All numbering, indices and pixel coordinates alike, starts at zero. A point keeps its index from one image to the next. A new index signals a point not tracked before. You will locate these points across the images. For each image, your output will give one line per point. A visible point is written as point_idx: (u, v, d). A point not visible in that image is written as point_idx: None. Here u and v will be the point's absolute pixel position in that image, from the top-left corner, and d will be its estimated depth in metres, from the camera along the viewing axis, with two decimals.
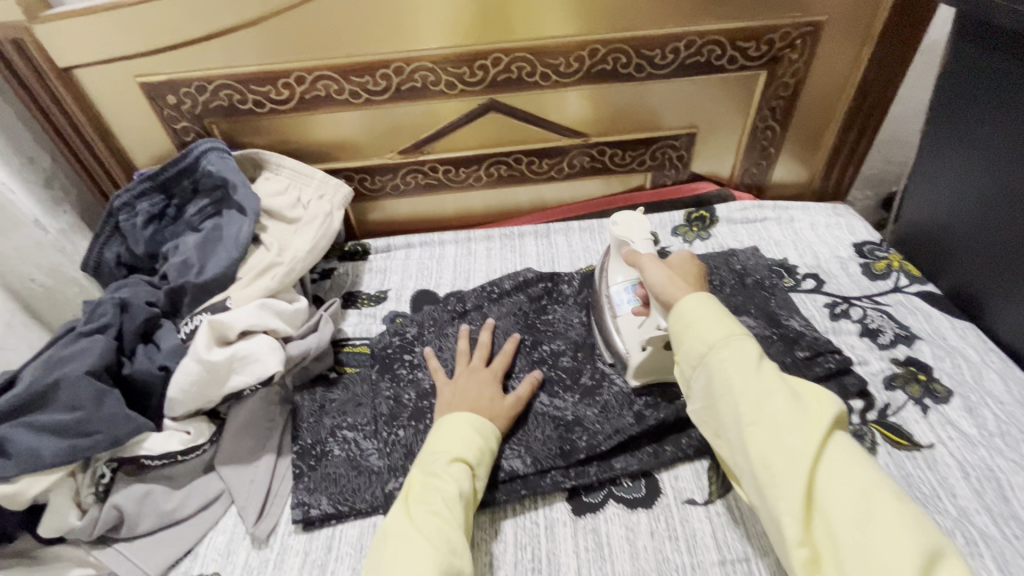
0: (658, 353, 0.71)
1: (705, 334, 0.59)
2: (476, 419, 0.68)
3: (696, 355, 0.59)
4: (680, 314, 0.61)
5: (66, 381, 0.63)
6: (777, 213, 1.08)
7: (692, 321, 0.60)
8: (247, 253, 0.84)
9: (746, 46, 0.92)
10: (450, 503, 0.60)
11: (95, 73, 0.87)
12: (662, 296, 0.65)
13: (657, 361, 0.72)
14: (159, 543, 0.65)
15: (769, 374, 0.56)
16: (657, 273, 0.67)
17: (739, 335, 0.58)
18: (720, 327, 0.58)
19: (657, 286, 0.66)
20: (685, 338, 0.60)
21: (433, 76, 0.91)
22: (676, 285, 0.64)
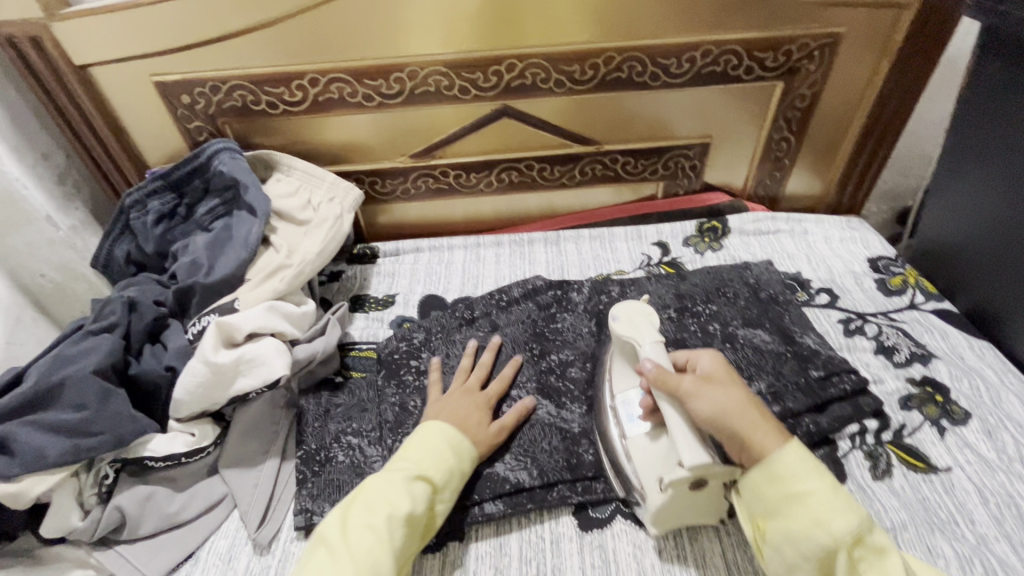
0: (681, 496, 0.60)
1: (835, 524, 0.51)
2: (455, 437, 0.66)
3: (821, 548, 0.51)
4: (784, 482, 0.54)
5: (72, 381, 0.63)
6: (790, 225, 1.06)
7: (806, 493, 0.53)
8: (256, 255, 0.84)
9: (763, 57, 0.91)
10: (392, 523, 0.58)
11: (110, 72, 0.88)
12: (733, 431, 0.56)
13: (678, 505, 0.61)
14: (160, 547, 0.65)
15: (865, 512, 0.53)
16: (717, 400, 0.57)
17: (864, 520, 0.53)
18: (850, 514, 0.51)
19: (721, 420, 0.57)
20: (796, 520, 0.52)
21: (446, 80, 0.91)
22: (748, 419, 0.57)
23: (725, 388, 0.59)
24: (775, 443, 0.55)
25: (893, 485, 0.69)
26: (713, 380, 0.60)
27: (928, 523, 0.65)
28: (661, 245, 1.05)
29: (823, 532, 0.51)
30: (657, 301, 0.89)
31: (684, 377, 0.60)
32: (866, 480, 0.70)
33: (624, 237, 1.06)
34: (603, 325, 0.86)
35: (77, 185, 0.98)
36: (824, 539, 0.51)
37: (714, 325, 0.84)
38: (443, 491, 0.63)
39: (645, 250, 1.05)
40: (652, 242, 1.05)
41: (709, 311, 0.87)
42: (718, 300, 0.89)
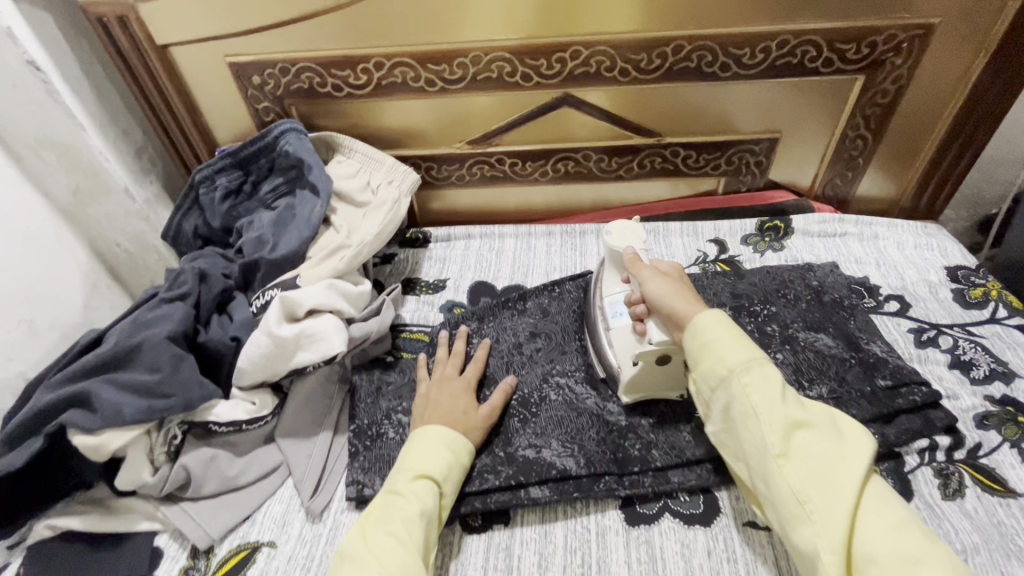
0: (649, 369, 0.69)
1: (730, 359, 0.59)
2: (447, 431, 0.67)
3: (718, 377, 0.59)
4: (697, 332, 0.61)
5: (148, 344, 0.66)
6: (859, 228, 1.01)
7: (711, 340, 0.60)
8: (317, 233, 0.86)
9: (845, 48, 0.86)
10: (410, 523, 0.58)
11: (187, 52, 0.91)
12: (670, 310, 0.65)
13: (648, 377, 0.70)
14: (220, 507, 0.68)
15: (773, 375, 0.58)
16: (662, 285, 0.67)
17: (762, 358, 0.60)
18: (745, 351, 0.59)
19: (666, 300, 0.65)
20: (704, 359, 0.61)
21: (509, 67, 0.90)
22: (683, 301, 0.64)
23: (675, 280, 0.68)
24: (701, 310, 0.63)
25: (964, 506, 0.65)
26: (669, 275, 0.69)
27: (1003, 549, 0.61)
28: (718, 243, 1.01)
29: (720, 364, 0.59)
30: (713, 300, 0.87)
31: (648, 266, 0.70)
32: (935, 498, 0.66)
33: (679, 232, 1.04)
34: None
35: (152, 161, 1.03)
36: (721, 369, 0.59)
37: (773, 327, 0.81)
38: (446, 484, 0.64)
39: (700, 247, 1.01)
40: (708, 239, 1.02)
41: (769, 313, 0.84)
42: (779, 301, 0.85)
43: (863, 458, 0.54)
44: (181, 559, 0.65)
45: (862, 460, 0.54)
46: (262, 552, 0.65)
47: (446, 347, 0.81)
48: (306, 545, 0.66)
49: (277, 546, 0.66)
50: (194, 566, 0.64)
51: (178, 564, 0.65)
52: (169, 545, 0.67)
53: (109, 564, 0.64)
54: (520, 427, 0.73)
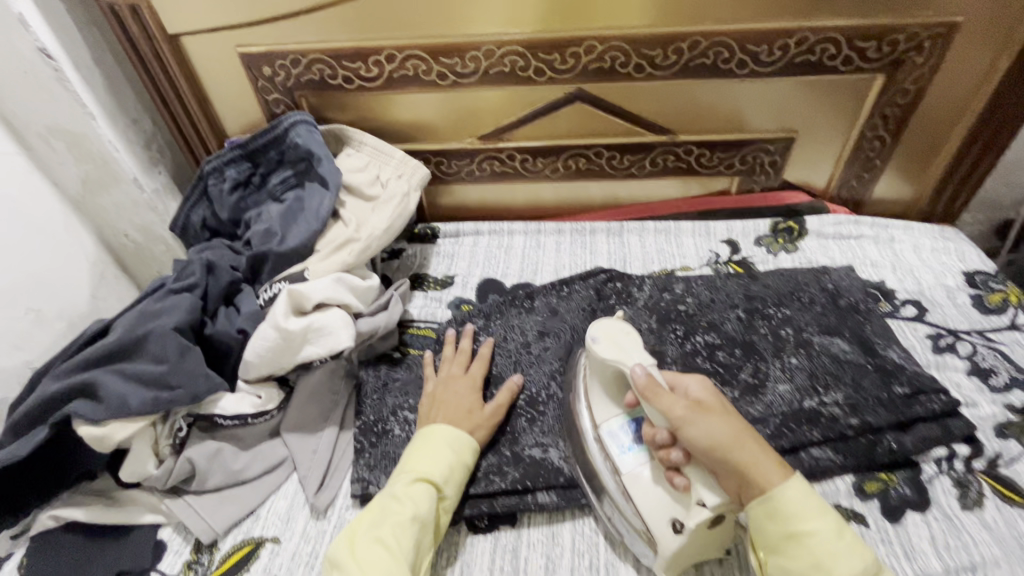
0: (698, 537, 0.56)
1: (840, 567, 0.48)
2: (450, 431, 0.66)
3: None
4: (789, 521, 0.50)
5: (154, 334, 0.66)
6: (875, 231, 0.99)
7: (800, 529, 0.50)
8: (326, 227, 0.85)
9: (866, 47, 0.84)
10: (401, 529, 0.58)
11: (198, 41, 0.91)
12: (732, 468, 0.52)
13: (691, 548, 0.57)
14: (225, 500, 0.67)
15: (869, 561, 0.49)
16: (715, 430, 0.54)
17: (878, 572, 0.49)
18: (861, 558, 0.49)
19: (724, 452, 0.52)
20: (794, 556, 0.50)
21: (522, 61, 0.89)
22: (746, 449, 0.53)
23: (721, 414, 0.56)
24: (782, 478, 0.52)
25: (984, 517, 0.64)
26: (707, 405, 0.56)
27: None
28: (730, 243, 1.00)
29: (825, 575, 0.48)
30: (726, 301, 0.85)
31: (669, 394, 0.57)
32: (954, 509, 0.65)
33: (692, 232, 1.02)
34: (665, 321, 0.83)
35: (161, 151, 1.02)
36: None
37: (787, 330, 0.80)
38: (445, 488, 0.62)
39: (713, 248, 1.00)
40: (721, 240, 1.01)
41: (783, 316, 0.82)
42: (793, 304, 0.84)
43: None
44: (184, 553, 0.65)
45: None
46: (266, 547, 0.64)
47: (453, 344, 0.80)
48: (310, 542, 0.65)
49: (281, 543, 0.65)
50: (197, 560, 0.64)
51: (182, 558, 0.64)
52: (173, 539, 0.66)
53: (113, 556, 0.64)
54: (527, 427, 0.72)
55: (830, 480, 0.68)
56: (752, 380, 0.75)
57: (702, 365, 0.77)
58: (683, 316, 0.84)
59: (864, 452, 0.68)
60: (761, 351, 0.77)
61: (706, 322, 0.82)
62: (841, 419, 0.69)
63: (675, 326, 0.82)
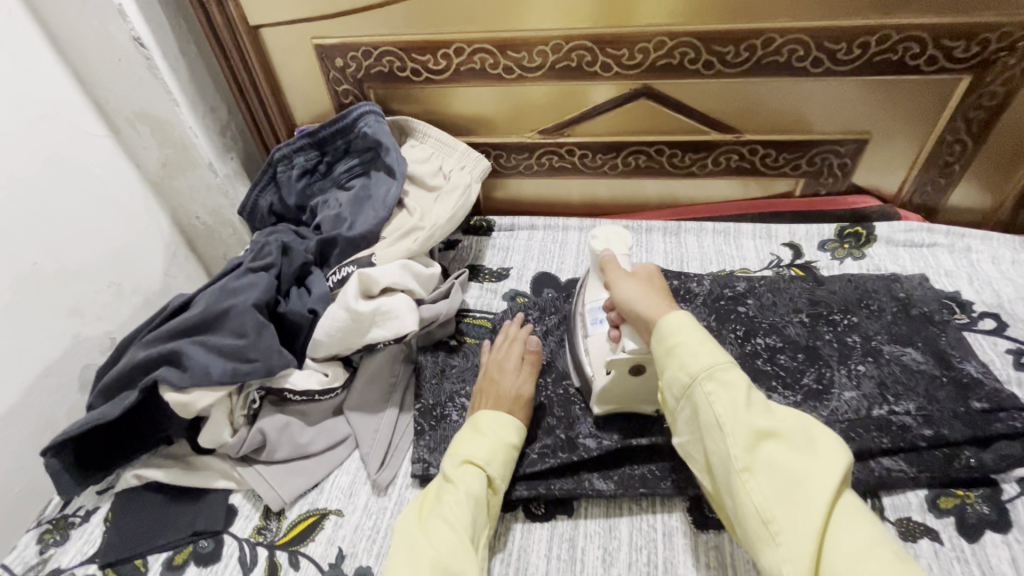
0: (623, 380, 0.66)
1: (694, 363, 0.55)
2: (498, 414, 0.67)
3: (681, 385, 0.56)
4: (662, 336, 0.58)
5: (235, 310, 0.69)
6: (950, 239, 0.95)
7: (677, 346, 0.57)
8: (391, 215, 0.88)
9: (953, 46, 0.81)
10: (457, 507, 0.59)
11: (277, 33, 0.94)
12: (636, 315, 0.62)
13: (621, 390, 0.67)
14: (291, 472, 0.70)
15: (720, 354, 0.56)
16: (632, 289, 0.65)
17: (731, 363, 0.55)
18: (714, 352, 0.55)
19: (637, 304, 0.63)
20: (669, 365, 0.57)
21: (590, 56, 0.89)
22: (656, 302, 0.62)
23: (645, 281, 0.66)
24: (668, 311, 0.60)
25: None
26: (640, 277, 0.67)
27: None
28: (792, 247, 0.98)
29: (682, 371, 0.56)
30: (788, 304, 0.83)
31: (620, 270, 0.69)
32: None
33: (752, 234, 1.00)
34: (724, 321, 0.82)
35: (235, 138, 1.07)
36: (682, 376, 0.56)
37: (855, 338, 0.77)
38: (493, 467, 0.63)
39: (774, 251, 0.98)
40: (783, 243, 0.99)
41: (850, 323, 0.80)
42: (860, 311, 0.81)
43: (840, 471, 0.49)
44: (254, 518, 0.68)
45: (834, 470, 0.49)
46: (330, 519, 0.67)
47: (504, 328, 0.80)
48: (371, 517, 0.67)
49: (344, 515, 0.67)
50: (266, 527, 0.67)
51: (252, 523, 0.67)
52: (243, 505, 0.69)
53: (189, 516, 0.68)
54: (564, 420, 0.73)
55: (901, 493, 0.67)
56: (816, 386, 0.73)
57: (763, 367, 0.75)
58: (743, 317, 0.82)
59: (939, 466, 0.66)
60: (826, 357, 0.75)
61: (767, 325, 0.81)
62: (913, 430, 0.67)
63: (735, 326, 0.81)
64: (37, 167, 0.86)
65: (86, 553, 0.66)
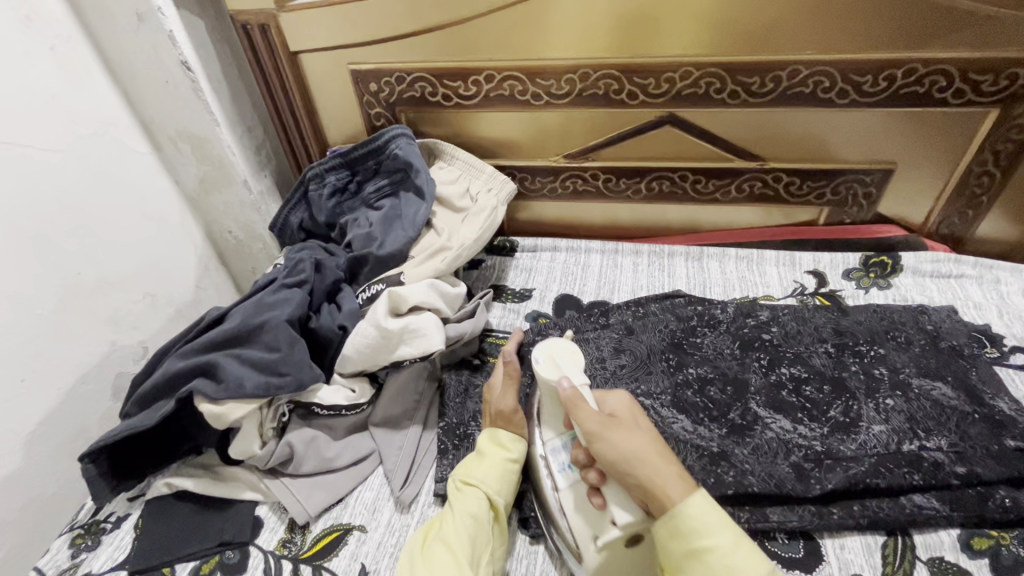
0: (616, 553, 0.58)
1: None
2: (495, 433, 0.69)
3: None
4: (692, 539, 0.49)
5: (270, 324, 0.71)
6: (978, 271, 0.94)
7: (706, 547, 0.48)
8: (419, 235, 0.90)
9: (980, 79, 0.81)
10: (457, 529, 0.60)
11: (314, 58, 0.98)
12: (642, 488, 0.53)
13: (614, 565, 0.58)
14: (317, 485, 0.72)
15: (756, 562, 0.48)
16: (625, 444, 0.56)
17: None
18: (757, 563, 0.48)
19: (633, 465, 0.54)
20: (691, 572, 0.49)
21: (617, 84, 0.91)
22: (655, 464, 0.54)
23: (630, 430, 0.57)
24: (686, 492, 0.52)
25: None
26: (623, 423, 0.58)
27: None
28: (816, 275, 0.98)
29: None
30: (815, 333, 0.83)
31: (593, 413, 0.59)
32: None
33: (775, 261, 1.01)
34: (748, 348, 0.82)
35: (269, 157, 1.11)
36: None
37: (881, 370, 0.77)
38: (489, 485, 0.64)
39: (797, 278, 0.98)
40: (806, 271, 0.99)
41: (877, 354, 0.79)
42: (886, 343, 0.81)
43: None
44: (279, 531, 0.69)
45: None
46: (353, 534, 0.68)
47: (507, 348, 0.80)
48: (394, 534, 0.68)
49: (367, 532, 0.68)
50: (291, 540, 0.68)
51: (277, 535, 0.68)
52: (269, 517, 0.70)
53: (217, 526, 0.69)
54: None
55: (933, 531, 0.66)
56: (843, 419, 0.72)
57: (788, 398, 0.75)
58: (767, 345, 0.82)
59: (973, 505, 0.65)
60: (853, 390, 0.75)
61: (792, 354, 0.80)
62: (945, 466, 0.66)
63: (759, 354, 0.81)
64: (84, 183, 0.90)
65: (116, 558, 0.68)
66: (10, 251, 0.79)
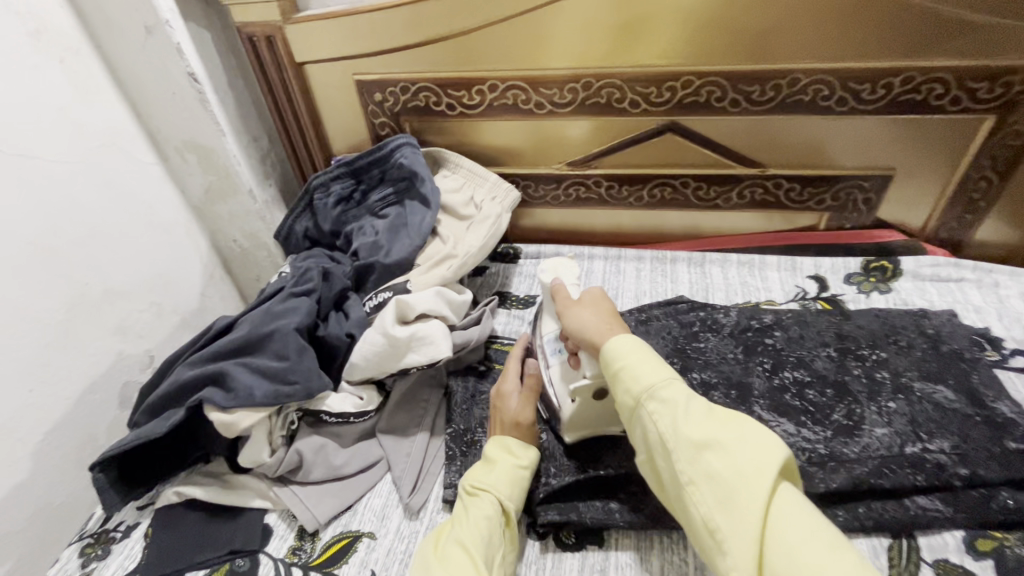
0: (585, 405, 0.68)
1: (635, 382, 0.58)
2: (502, 437, 0.70)
3: (628, 407, 0.58)
4: (610, 362, 0.61)
5: (278, 332, 0.72)
6: (978, 275, 0.95)
7: (623, 368, 0.60)
8: (425, 243, 0.91)
9: (976, 87, 0.83)
10: (473, 530, 0.60)
11: (319, 68, 0.99)
12: (590, 339, 0.65)
13: (586, 414, 0.69)
14: (326, 493, 0.72)
15: (657, 366, 0.58)
16: (583, 316, 0.68)
17: (670, 378, 0.57)
18: (657, 369, 0.58)
19: (588, 328, 0.67)
20: (617, 387, 0.60)
21: (619, 93, 0.92)
22: (604, 326, 0.66)
23: (592, 305, 0.70)
24: (618, 335, 0.64)
25: None
26: (586, 301, 0.71)
27: None
28: (818, 280, 0.99)
29: (629, 390, 0.58)
30: (818, 339, 0.84)
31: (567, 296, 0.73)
32: None
33: (777, 266, 1.02)
34: (751, 353, 0.83)
35: (274, 166, 1.12)
36: (629, 397, 0.58)
37: (884, 373, 0.77)
38: (500, 490, 0.65)
39: (799, 283, 0.99)
40: (808, 276, 1.00)
41: (879, 359, 0.80)
42: (889, 347, 0.82)
43: (773, 466, 0.48)
44: (288, 539, 0.69)
45: (772, 470, 0.48)
46: (362, 541, 0.68)
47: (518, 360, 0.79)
48: (403, 540, 0.68)
49: (377, 538, 0.68)
50: (301, 547, 0.68)
51: (287, 543, 0.69)
52: (278, 525, 0.71)
53: (227, 534, 0.69)
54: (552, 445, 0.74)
55: (937, 534, 0.67)
56: (847, 422, 0.73)
57: (792, 402, 0.76)
58: (770, 349, 0.83)
59: (976, 506, 0.66)
60: (856, 394, 0.75)
61: (795, 359, 0.81)
62: (948, 468, 0.67)
63: (763, 358, 0.82)
64: (92, 193, 0.91)
65: (127, 567, 0.68)
66: (19, 262, 0.80)
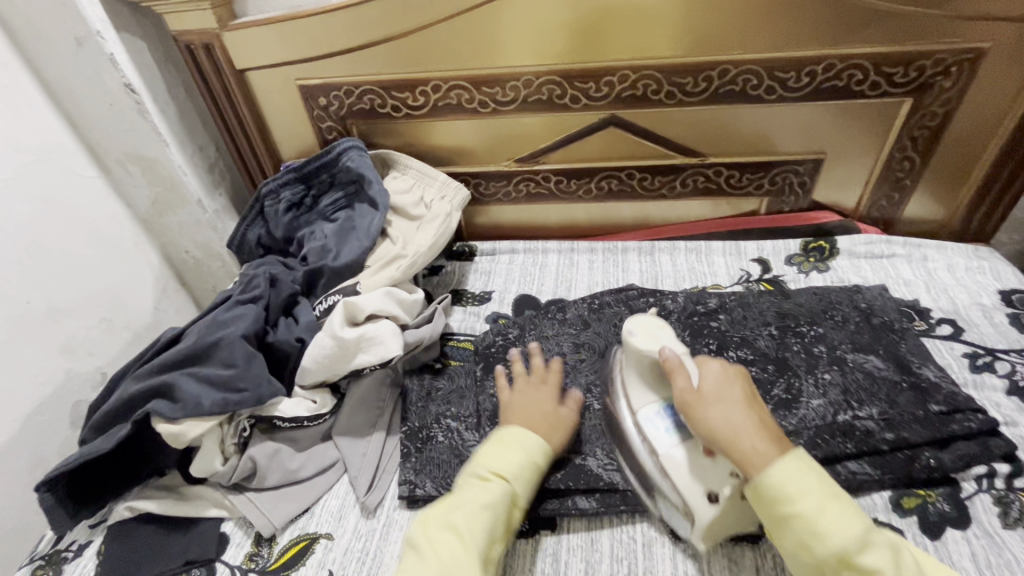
0: (731, 506, 0.59)
1: (826, 542, 0.51)
2: (525, 432, 0.67)
3: (809, 565, 0.52)
4: (777, 499, 0.53)
5: (224, 340, 0.72)
6: (908, 250, 1.00)
7: (805, 521, 0.52)
8: (375, 245, 0.92)
9: (893, 72, 0.87)
10: (473, 519, 0.59)
11: (259, 74, 0.98)
12: (738, 453, 0.56)
13: (726, 518, 0.60)
14: (282, 498, 0.72)
15: (843, 510, 0.53)
16: (728, 418, 0.58)
17: (867, 538, 0.51)
18: (849, 524, 0.51)
19: (735, 434, 0.57)
20: (787, 537, 0.53)
21: (559, 89, 0.95)
22: (748, 429, 0.57)
23: (725, 397, 0.60)
24: (770, 456, 0.55)
25: None
26: (717, 389, 0.61)
27: None
28: (760, 262, 1.03)
29: (817, 542, 0.51)
30: (759, 317, 0.87)
31: (689, 386, 0.62)
32: (993, 527, 0.66)
33: (722, 251, 1.05)
34: (697, 335, 0.86)
35: (222, 175, 1.10)
36: (815, 553, 0.52)
37: (820, 348, 0.81)
38: (518, 483, 0.63)
39: (743, 266, 1.03)
40: (751, 259, 1.04)
41: (816, 334, 0.84)
42: (825, 322, 0.86)
43: None
44: (245, 545, 0.69)
45: None
46: (320, 543, 0.69)
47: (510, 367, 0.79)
48: (361, 539, 0.69)
49: (334, 539, 0.69)
50: (258, 553, 0.68)
51: (244, 550, 0.69)
52: (234, 532, 0.71)
53: (181, 546, 0.69)
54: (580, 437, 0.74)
55: (867, 494, 0.70)
56: (786, 395, 0.76)
57: None
58: (715, 331, 0.86)
59: (902, 467, 0.69)
60: (795, 367, 0.79)
61: (738, 338, 0.84)
62: (876, 433, 0.70)
63: (708, 340, 0.85)
64: (30, 210, 0.89)
65: None
66: None
